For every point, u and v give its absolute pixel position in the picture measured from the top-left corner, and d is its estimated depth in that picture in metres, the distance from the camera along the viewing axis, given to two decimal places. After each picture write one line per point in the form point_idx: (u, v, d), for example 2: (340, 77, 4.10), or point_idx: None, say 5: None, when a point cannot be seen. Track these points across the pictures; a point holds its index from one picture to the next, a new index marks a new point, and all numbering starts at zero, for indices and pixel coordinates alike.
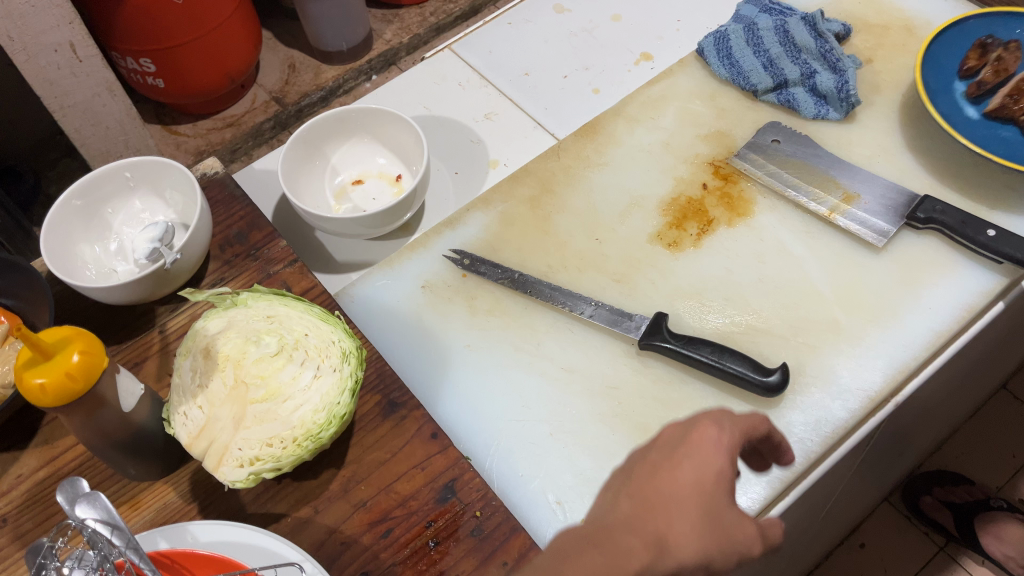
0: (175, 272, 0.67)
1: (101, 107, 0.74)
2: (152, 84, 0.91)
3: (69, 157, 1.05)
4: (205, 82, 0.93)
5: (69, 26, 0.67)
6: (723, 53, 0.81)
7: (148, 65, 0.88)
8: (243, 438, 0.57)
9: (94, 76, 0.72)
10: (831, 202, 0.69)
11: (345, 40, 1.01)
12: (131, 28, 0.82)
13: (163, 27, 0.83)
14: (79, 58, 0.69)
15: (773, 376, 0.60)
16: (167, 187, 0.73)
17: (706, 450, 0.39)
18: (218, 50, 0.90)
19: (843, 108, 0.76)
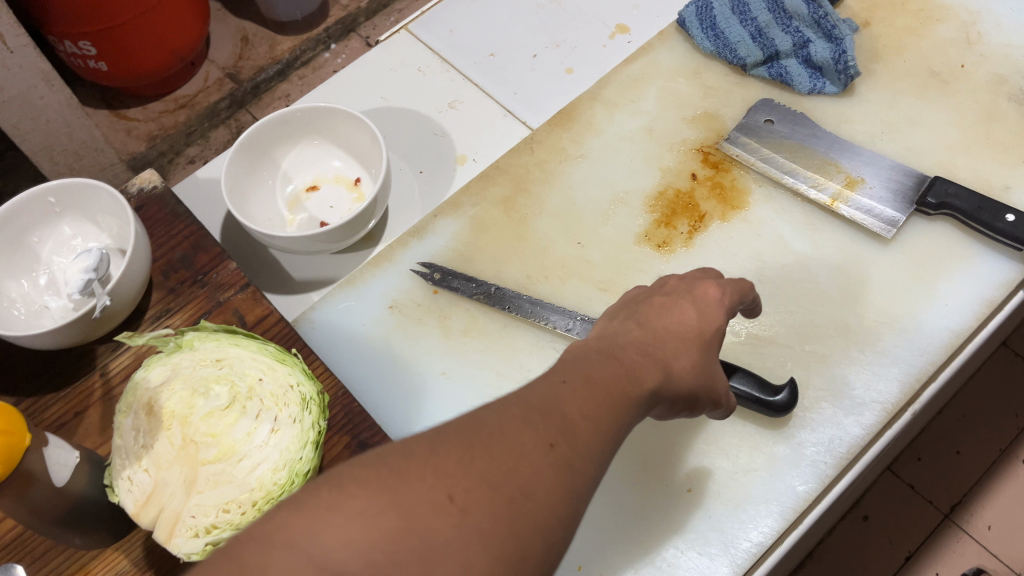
0: (113, 310, 0.60)
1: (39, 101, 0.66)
2: (95, 67, 0.82)
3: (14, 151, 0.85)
4: (150, 60, 0.84)
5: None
6: (706, 23, 0.73)
7: (89, 49, 0.79)
8: (196, 504, 0.50)
9: (28, 67, 0.64)
10: (833, 188, 0.63)
11: (299, 8, 0.93)
12: (67, 8, 0.73)
13: (103, 8, 0.75)
14: (9, 49, 0.61)
15: (782, 394, 0.54)
16: (96, 211, 0.65)
17: (711, 303, 0.44)
18: (163, 25, 0.82)
19: (840, 81, 0.69)
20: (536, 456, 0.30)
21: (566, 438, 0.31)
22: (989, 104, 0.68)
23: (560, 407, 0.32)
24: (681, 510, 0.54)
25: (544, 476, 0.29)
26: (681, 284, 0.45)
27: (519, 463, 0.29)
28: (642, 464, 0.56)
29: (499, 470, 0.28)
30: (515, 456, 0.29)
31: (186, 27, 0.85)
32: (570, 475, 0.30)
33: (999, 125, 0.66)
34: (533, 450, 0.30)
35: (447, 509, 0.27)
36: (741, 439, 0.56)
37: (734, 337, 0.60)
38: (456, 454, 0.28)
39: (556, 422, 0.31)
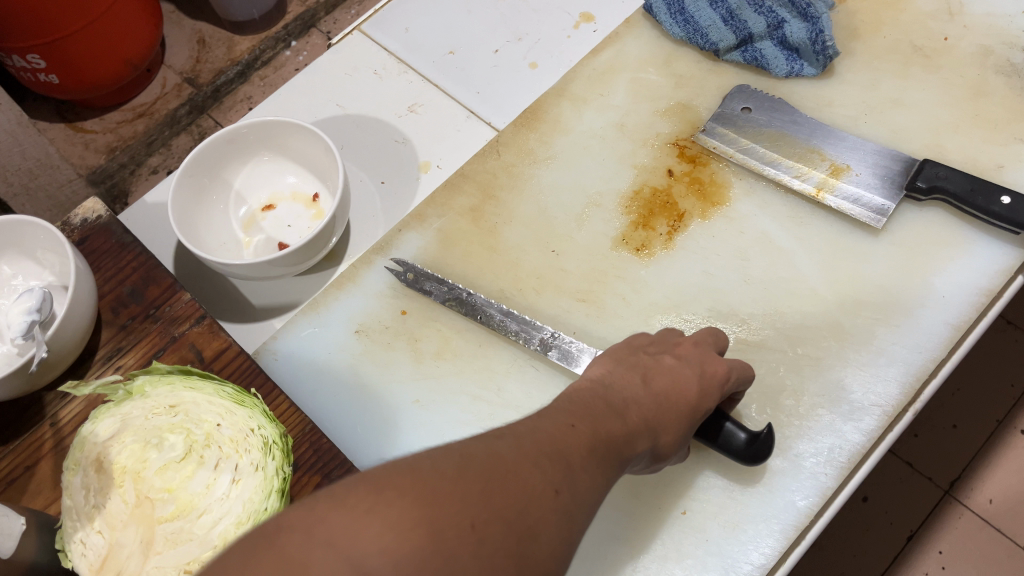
0: (60, 355, 0.56)
1: None
2: (45, 80, 0.78)
3: None
4: (104, 73, 0.80)
5: None
6: (675, 8, 0.69)
7: (37, 62, 0.74)
8: (156, 567, 0.46)
9: None
10: (817, 178, 0.60)
11: (255, 7, 0.87)
12: (9, 27, 0.68)
13: (47, 21, 0.69)
14: None
15: (738, 432, 0.48)
16: (33, 246, 0.61)
17: (715, 381, 0.43)
18: (114, 35, 0.77)
19: (820, 63, 0.65)
20: (546, 496, 0.28)
21: (570, 490, 0.29)
22: (976, 79, 0.64)
23: (565, 453, 0.31)
24: (679, 538, 0.51)
25: (551, 521, 0.28)
26: (694, 353, 0.44)
27: (529, 503, 0.28)
28: (633, 486, 0.53)
29: (515, 511, 0.27)
30: (526, 499, 0.28)
31: (141, 34, 0.81)
32: (570, 525, 0.29)
33: (988, 101, 0.63)
34: (544, 493, 0.28)
35: (467, 537, 0.25)
36: None
37: None
38: (479, 481, 0.27)
39: (560, 466, 0.30)
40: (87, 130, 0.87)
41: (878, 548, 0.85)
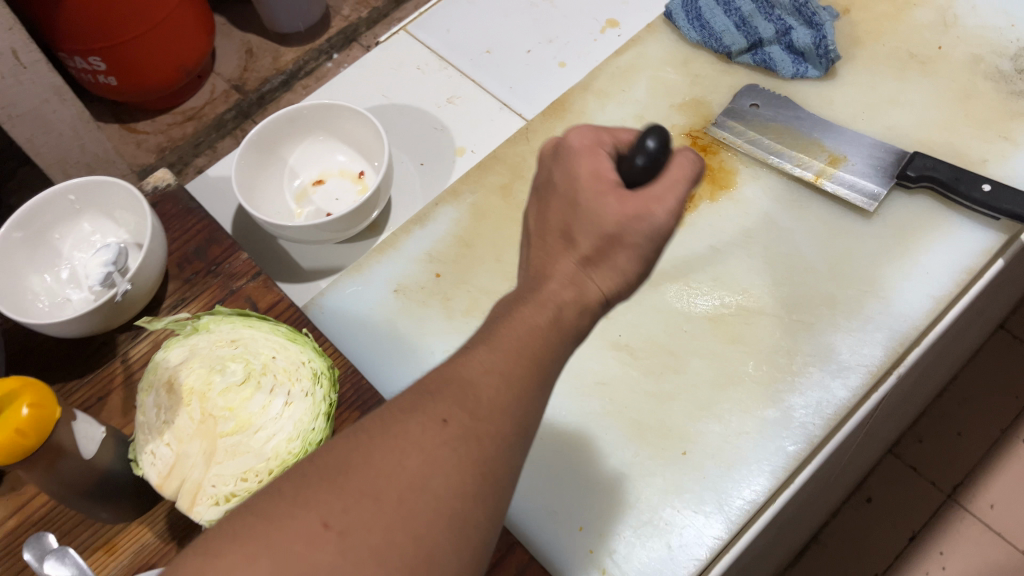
0: (132, 299, 0.64)
1: (51, 113, 0.72)
2: (106, 82, 0.87)
3: (28, 165, 1.00)
4: (159, 78, 0.89)
5: (9, 32, 0.64)
6: (692, 15, 0.76)
7: (98, 64, 0.83)
8: (216, 474, 0.53)
9: (40, 82, 0.70)
10: (818, 166, 0.66)
11: (301, 20, 0.96)
12: (75, 26, 0.78)
13: (109, 22, 0.79)
14: (23, 64, 0.67)
15: (635, 158, 0.39)
16: (114, 207, 0.68)
17: (576, 153, 0.39)
18: (168, 41, 0.86)
19: (822, 66, 0.72)
20: (430, 432, 0.32)
21: (461, 414, 0.33)
22: (967, 84, 0.70)
23: (466, 374, 0.34)
24: (679, 473, 0.57)
25: (439, 450, 0.32)
26: (551, 154, 0.40)
27: (409, 449, 0.31)
28: (638, 430, 0.59)
29: (381, 479, 0.31)
30: (390, 463, 0.31)
31: (194, 40, 0.89)
32: (469, 445, 0.32)
33: (977, 103, 0.69)
34: (426, 425, 0.32)
35: (323, 535, 0.29)
36: (734, 404, 0.59)
37: (725, 309, 0.63)
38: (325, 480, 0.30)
39: (457, 396, 0.33)
40: (137, 130, 0.95)
41: (886, 549, 1.01)
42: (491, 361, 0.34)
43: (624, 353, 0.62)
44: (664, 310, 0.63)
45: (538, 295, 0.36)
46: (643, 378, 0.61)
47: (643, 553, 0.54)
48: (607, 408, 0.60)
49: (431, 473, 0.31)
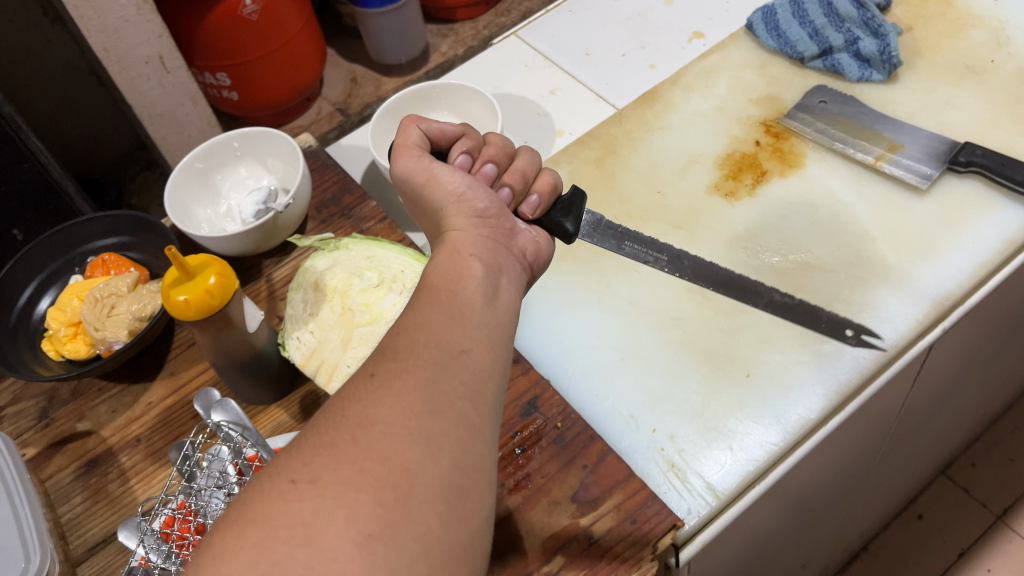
0: (283, 224, 0.75)
1: (184, 114, 1.08)
2: (228, 97, 1.15)
3: (148, 170, 1.46)
4: (274, 95, 1.17)
5: (158, 39, 0.97)
6: (771, 25, 0.87)
7: (224, 80, 1.11)
8: (351, 358, 0.64)
9: (179, 88, 1.05)
10: (877, 151, 0.75)
11: (404, 53, 1.31)
12: (211, 46, 1.06)
13: (237, 45, 1.07)
14: (167, 69, 1.02)
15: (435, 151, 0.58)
16: (270, 155, 0.82)
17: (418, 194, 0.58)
18: (284, 67, 1.14)
19: (885, 70, 0.81)
20: (364, 388, 0.38)
21: (385, 364, 0.39)
22: (1016, 91, 0.79)
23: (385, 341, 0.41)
24: (741, 394, 0.65)
25: (375, 391, 0.37)
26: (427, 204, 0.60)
27: (351, 405, 0.37)
28: (707, 357, 0.68)
29: (337, 425, 0.36)
30: (336, 420, 0.36)
31: (306, 64, 1.18)
32: (399, 378, 0.38)
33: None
34: (358, 385, 0.38)
35: (293, 490, 0.33)
36: (796, 341, 0.67)
37: (789, 264, 0.72)
38: (286, 450, 0.35)
39: (377, 356, 0.40)
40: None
41: (935, 561, 1.14)
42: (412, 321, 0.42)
43: (698, 294, 0.72)
44: (732, 264, 0.73)
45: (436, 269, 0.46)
46: (713, 315, 0.70)
47: (710, 455, 0.62)
48: (680, 338, 0.69)
49: (374, 408, 0.36)
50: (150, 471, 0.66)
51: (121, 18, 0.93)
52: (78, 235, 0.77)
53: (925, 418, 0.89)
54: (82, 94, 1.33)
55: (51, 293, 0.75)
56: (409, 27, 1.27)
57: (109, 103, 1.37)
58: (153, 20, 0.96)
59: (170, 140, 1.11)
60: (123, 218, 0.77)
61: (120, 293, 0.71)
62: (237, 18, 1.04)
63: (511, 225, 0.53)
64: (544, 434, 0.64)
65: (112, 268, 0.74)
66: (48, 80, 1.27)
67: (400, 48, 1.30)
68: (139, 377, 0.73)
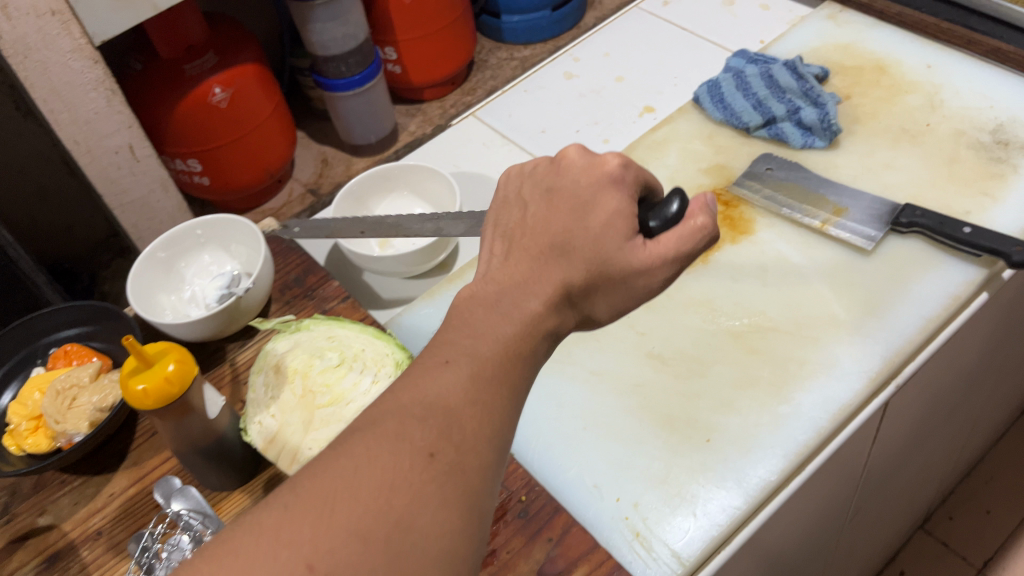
0: (245, 308, 0.76)
1: (156, 200, 1.09)
2: (199, 182, 1.17)
3: (120, 257, 1.47)
4: (244, 180, 1.19)
5: (128, 129, 1.00)
6: (716, 98, 0.91)
7: (195, 165, 1.14)
8: (313, 439, 0.64)
9: (150, 176, 1.06)
10: (823, 215, 0.78)
11: (374, 132, 1.36)
12: (179, 133, 1.09)
13: (204, 130, 1.10)
14: (137, 158, 1.03)
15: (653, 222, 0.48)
16: (233, 241, 0.83)
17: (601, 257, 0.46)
18: (253, 152, 1.17)
19: (827, 137, 0.85)
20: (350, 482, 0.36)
21: (447, 446, 0.38)
22: (951, 152, 0.82)
23: (452, 403, 0.39)
24: (702, 457, 0.65)
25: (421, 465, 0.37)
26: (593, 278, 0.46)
27: (397, 486, 0.36)
28: (667, 422, 0.68)
29: (377, 513, 0.35)
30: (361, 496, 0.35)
31: (276, 147, 1.21)
32: (450, 480, 0.37)
33: (959, 167, 0.80)
34: (415, 461, 0.37)
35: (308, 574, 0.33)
36: (755, 403, 0.68)
37: (745, 327, 0.73)
38: (315, 511, 0.35)
39: (439, 424, 0.39)
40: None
41: None
42: (476, 393, 0.40)
43: (657, 360, 0.73)
44: (689, 330, 0.74)
45: (506, 336, 0.43)
46: (672, 380, 0.71)
47: (673, 520, 0.62)
48: (640, 404, 0.70)
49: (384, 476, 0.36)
50: (111, 564, 0.65)
51: (90, 111, 0.95)
52: (42, 325, 0.77)
53: (894, 472, 0.89)
54: (54, 183, 1.34)
55: (13, 387, 0.75)
56: (377, 107, 1.32)
57: (81, 193, 1.39)
58: (123, 111, 0.98)
59: (142, 226, 1.11)
60: (87, 308, 0.77)
61: (82, 384, 0.71)
62: (207, 106, 1.08)
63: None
64: (510, 508, 0.64)
65: (75, 358, 0.74)
66: (19, 170, 1.29)
67: (369, 129, 1.35)
68: (101, 468, 0.72)
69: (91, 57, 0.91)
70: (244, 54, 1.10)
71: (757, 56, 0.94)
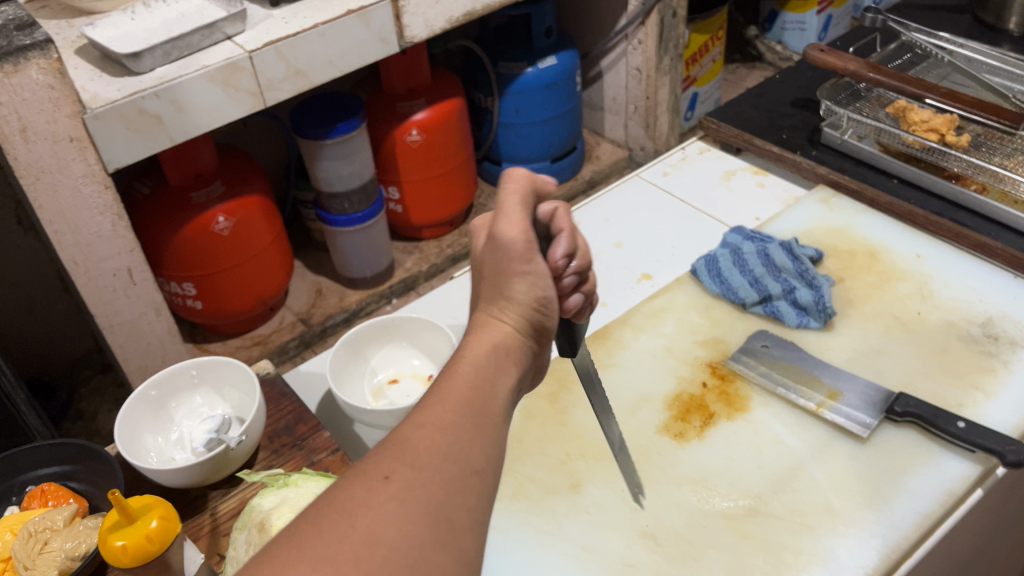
0: (233, 456, 0.75)
1: (146, 324, 1.08)
2: (191, 305, 1.19)
3: (99, 376, 1.44)
4: (236, 306, 1.21)
5: (128, 254, 1.00)
6: (714, 273, 0.94)
7: (189, 289, 1.16)
8: None
9: (144, 299, 1.06)
10: (818, 397, 0.78)
11: (369, 268, 1.39)
12: (178, 259, 1.12)
13: (204, 257, 1.13)
14: (133, 281, 1.03)
15: None
16: (227, 384, 0.82)
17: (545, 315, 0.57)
18: (247, 280, 1.20)
19: (821, 318, 0.87)
20: None
21: (402, 468, 0.39)
22: (942, 342, 0.84)
23: (404, 434, 0.41)
24: None
25: None
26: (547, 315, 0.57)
27: (358, 509, 0.37)
28: None
29: (342, 535, 0.36)
30: None
31: (272, 277, 1.24)
32: (412, 494, 0.38)
33: (950, 357, 0.82)
34: (370, 485, 0.38)
35: None
36: None
37: (739, 509, 0.72)
38: None
39: (394, 454, 0.40)
40: (206, 349, 1.29)
41: None
42: (427, 417, 0.42)
43: (651, 540, 0.70)
44: (683, 508, 0.72)
45: (457, 371, 0.46)
46: (665, 562, 0.68)
47: None
48: None
49: None
50: None
51: (93, 234, 0.96)
52: (21, 461, 0.75)
53: None
54: (46, 298, 1.34)
55: None
56: (376, 244, 1.36)
57: (71, 311, 1.38)
58: (127, 237, 0.99)
59: (128, 347, 1.09)
60: (69, 446, 0.75)
61: (54, 527, 0.68)
62: (209, 234, 1.11)
63: (544, 359, 0.54)
64: None
65: (50, 498, 0.72)
66: (12, 283, 1.28)
67: (364, 263, 1.38)
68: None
69: (103, 182, 0.94)
70: (251, 187, 1.14)
71: (754, 234, 0.98)
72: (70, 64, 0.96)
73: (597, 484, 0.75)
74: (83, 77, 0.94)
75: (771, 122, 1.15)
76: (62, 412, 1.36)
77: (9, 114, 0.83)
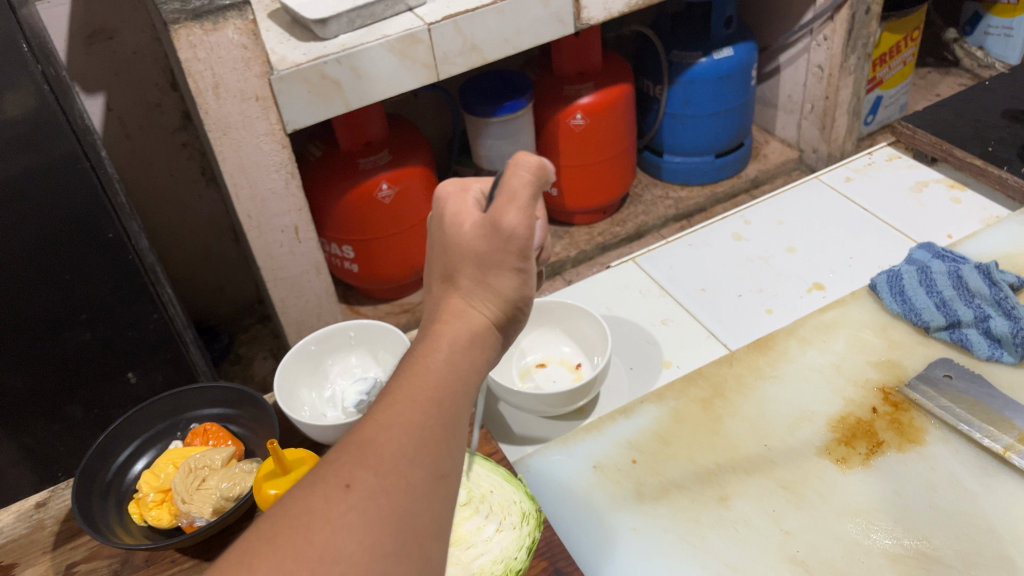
0: None
1: (306, 281, 1.12)
2: (349, 268, 1.22)
3: (258, 324, 1.51)
4: (390, 274, 1.24)
5: (296, 213, 1.04)
6: (896, 290, 0.87)
7: (347, 252, 1.20)
8: None
9: (307, 257, 1.09)
10: (1006, 440, 0.71)
11: None
12: (340, 222, 1.15)
13: (365, 223, 1.15)
14: (298, 238, 1.07)
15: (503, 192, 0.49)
16: (381, 348, 0.83)
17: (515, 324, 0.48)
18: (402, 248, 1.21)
19: (1017, 353, 0.78)
20: None
21: (365, 474, 0.37)
22: None
23: (367, 434, 0.38)
24: None
25: None
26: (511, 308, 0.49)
27: (315, 523, 0.36)
28: None
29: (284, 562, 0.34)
30: None
31: None
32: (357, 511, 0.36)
33: None
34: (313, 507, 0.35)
35: None
36: None
37: (902, 549, 0.66)
38: None
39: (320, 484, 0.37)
40: (359, 311, 1.33)
41: None
42: (390, 417, 0.39)
43: (800, 567, 0.65)
44: (839, 540, 0.67)
45: (426, 357, 0.42)
46: None
47: None
48: None
49: None
50: None
51: (267, 191, 1.00)
52: (186, 401, 0.79)
53: None
54: (219, 247, 1.41)
55: (148, 455, 0.76)
56: None
57: (242, 261, 1.45)
58: (296, 197, 1.02)
59: (289, 302, 1.13)
60: (232, 391, 0.79)
61: (213, 466, 0.71)
62: (372, 200, 1.13)
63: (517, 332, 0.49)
64: None
65: (211, 438, 0.75)
66: (191, 230, 1.36)
67: None
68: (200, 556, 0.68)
69: (281, 142, 0.97)
70: (416, 157, 1.15)
71: (945, 252, 0.91)
72: (262, 27, 1.00)
73: (746, 499, 0.71)
74: (273, 40, 0.98)
75: (976, 132, 1.05)
76: (223, 354, 1.44)
77: (205, 71, 0.87)
